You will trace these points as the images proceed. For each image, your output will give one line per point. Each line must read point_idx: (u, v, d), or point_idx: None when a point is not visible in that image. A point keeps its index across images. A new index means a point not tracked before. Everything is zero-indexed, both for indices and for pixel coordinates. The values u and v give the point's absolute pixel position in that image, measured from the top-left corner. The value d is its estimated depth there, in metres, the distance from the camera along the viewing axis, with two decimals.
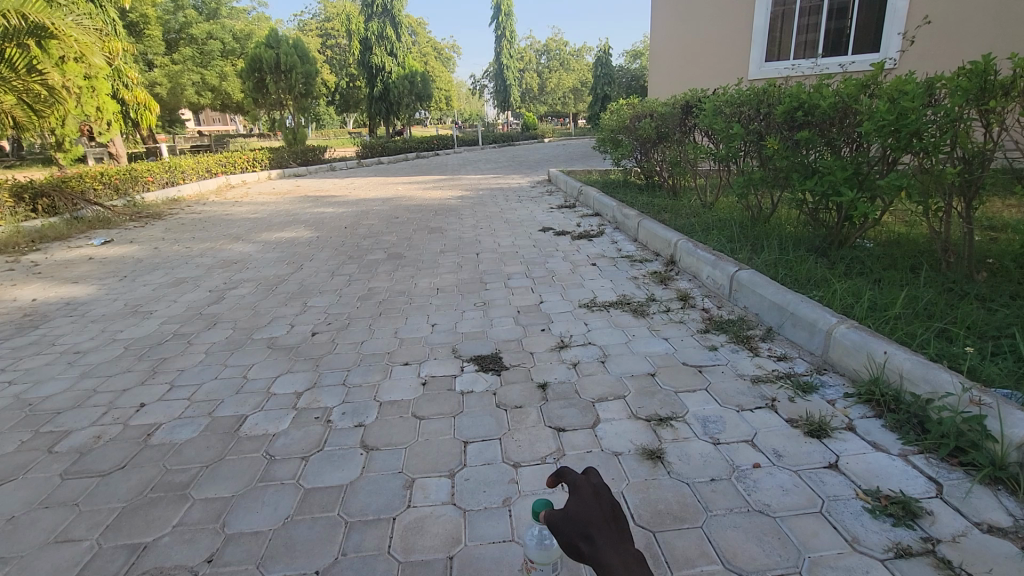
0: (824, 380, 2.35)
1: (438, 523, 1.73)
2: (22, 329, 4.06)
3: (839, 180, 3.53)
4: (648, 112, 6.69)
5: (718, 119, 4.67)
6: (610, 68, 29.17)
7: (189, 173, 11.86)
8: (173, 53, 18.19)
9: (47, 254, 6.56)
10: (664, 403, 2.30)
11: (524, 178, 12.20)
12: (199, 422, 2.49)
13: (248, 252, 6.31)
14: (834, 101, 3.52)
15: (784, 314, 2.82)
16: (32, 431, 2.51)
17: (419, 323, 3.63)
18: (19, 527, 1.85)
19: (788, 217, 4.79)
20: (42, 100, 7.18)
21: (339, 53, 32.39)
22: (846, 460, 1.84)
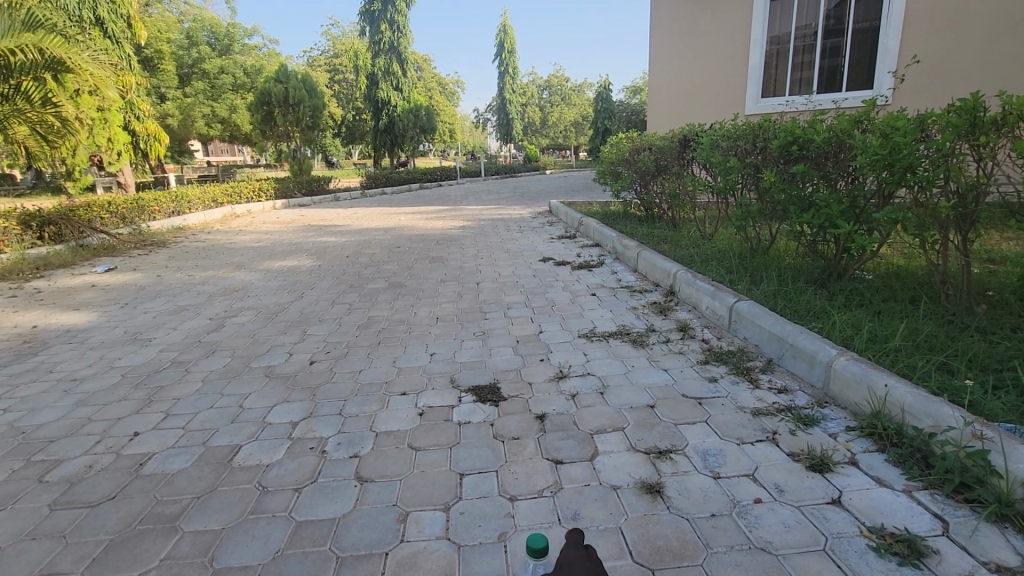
0: (825, 413, 2.32)
1: (431, 558, 1.69)
2: (21, 356, 4.06)
3: (835, 213, 3.57)
4: (647, 146, 6.82)
5: (716, 152, 4.75)
6: (610, 103, 29.93)
7: (195, 202, 12.05)
8: (186, 87, 18.72)
9: (51, 281, 6.61)
10: (663, 436, 2.26)
11: (526, 209, 12.35)
12: (193, 452, 2.46)
13: (249, 281, 6.35)
14: (828, 136, 3.61)
15: (784, 346, 2.80)
16: (23, 459, 2.48)
17: (418, 352, 3.61)
18: (3, 560, 1.80)
19: (787, 248, 4.82)
20: (55, 132, 7.48)
21: (346, 87, 33.29)
22: (849, 496, 1.80)
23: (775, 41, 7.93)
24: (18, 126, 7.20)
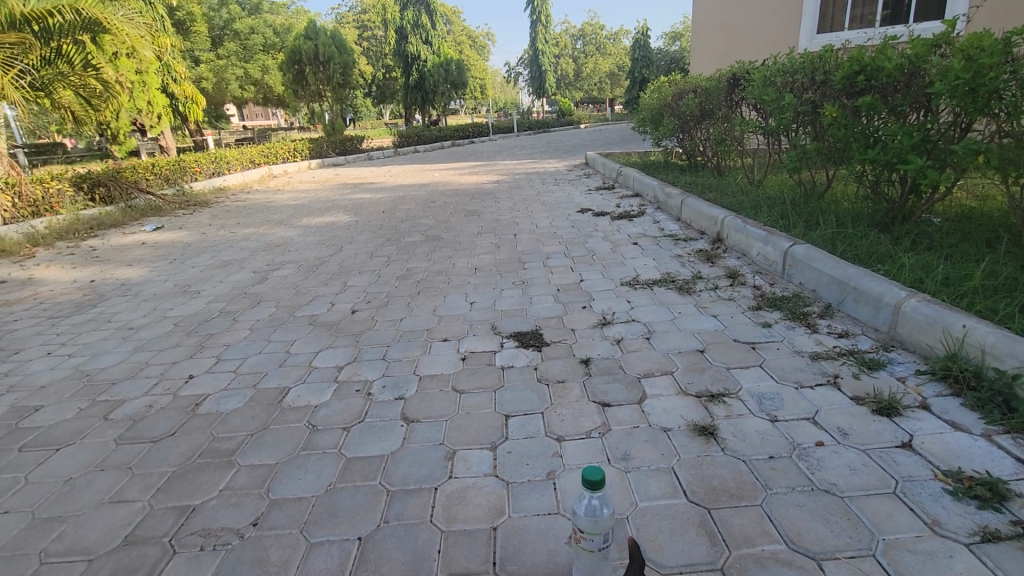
0: (892, 357, 2.18)
1: (481, 494, 1.69)
2: (82, 307, 4.26)
3: (905, 149, 3.24)
4: (690, 88, 6.42)
5: (768, 90, 4.39)
6: (648, 50, 28.49)
7: (234, 163, 12.23)
8: (219, 48, 18.73)
9: (105, 240, 6.87)
10: (715, 379, 2.18)
11: (561, 163, 12.02)
12: (245, 394, 2.53)
13: (290, 237, 6.43)
14: (900, 63, 3.25)
15: (845, 289, 2.64)
16: (90, 399, 2.61)
17: (458, 301, 3.59)
18: (76, 488, 1.90)
19: (845, 192, 4.50)
20: (98, 95, 7.47)
21: (375, 44, 32.65)
22: (921, 440, 1.69)
23: None
24: (63, 91, 7.15)
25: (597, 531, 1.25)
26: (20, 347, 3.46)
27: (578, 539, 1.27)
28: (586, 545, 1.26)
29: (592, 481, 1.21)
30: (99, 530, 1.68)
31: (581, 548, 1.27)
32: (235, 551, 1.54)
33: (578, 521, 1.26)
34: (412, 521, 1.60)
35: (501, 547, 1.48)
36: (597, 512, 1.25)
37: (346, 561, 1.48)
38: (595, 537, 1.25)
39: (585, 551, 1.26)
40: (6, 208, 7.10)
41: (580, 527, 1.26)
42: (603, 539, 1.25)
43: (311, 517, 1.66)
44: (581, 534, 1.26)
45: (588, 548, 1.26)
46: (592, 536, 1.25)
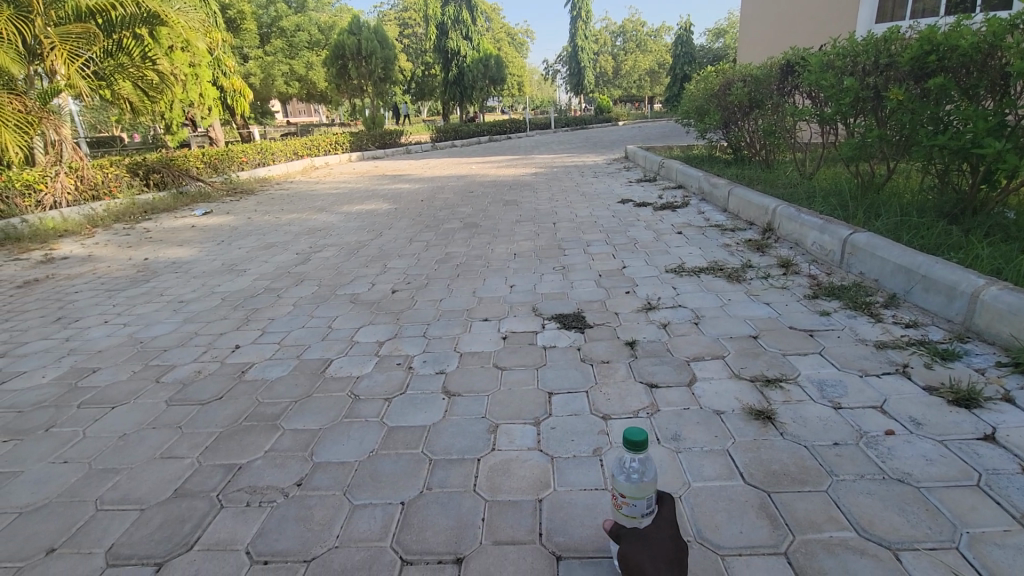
0: (968, 348, 2.03)
1: (525, 466, 1.65)
2: (136, 281, 4.44)
3: (979, 133, 3.00)
4: (740, 77, 6.17)
5: (827, 74, 4.14)
6: (690, 46, 27.76)
7: (278, 154, 12.58)
8: (266, 44, 19.25)
9: (158, 222, 7.16)
10: (770, 365, 2.07)
11: (600, 157, 11.85)
12: (289, 363, 2.56)
13: (331, 222, 6.54)
14: (975, 43, 3.00)
15: (913, 278, 2.47)
16: (143, 364, 2.70)
17: (497, 283, 3.56)
18: (129, 443, 1.96)
19: (908, 183, 4.23)
20: (155, 87, 7.77)
21: (415, 40, 32.98)
22: (1007, 433, 1.55)
23: None
24: (123, 82, 7.45)
25: (641, 494, 1.18)
26: (79, 316, 3.61)
27: (617, 507, 1.21)
28: (627, 511, 1.19)
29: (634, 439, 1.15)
30: (150, 483, 1.72)
31: (623, 516, 1.21)
32: (280, 509, 1.55)
33: (619, 486, 1.19)
34: (454, 489, 1.57)
35: (548, 518, 1.43)
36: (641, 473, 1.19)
37: (389, 524, 1.46)
38: (639, 502, 1.18)
39: (627, 519, 1.20)
40: (69, 190, 7.40)
41: (621, 492, 1.19)
42: (647, 504, 1.19)
43: (353, 480, 1.65)
44: (623, 499, 1.19)
45: (631, 513, 1.19)
46: (635, 500, 1.18)
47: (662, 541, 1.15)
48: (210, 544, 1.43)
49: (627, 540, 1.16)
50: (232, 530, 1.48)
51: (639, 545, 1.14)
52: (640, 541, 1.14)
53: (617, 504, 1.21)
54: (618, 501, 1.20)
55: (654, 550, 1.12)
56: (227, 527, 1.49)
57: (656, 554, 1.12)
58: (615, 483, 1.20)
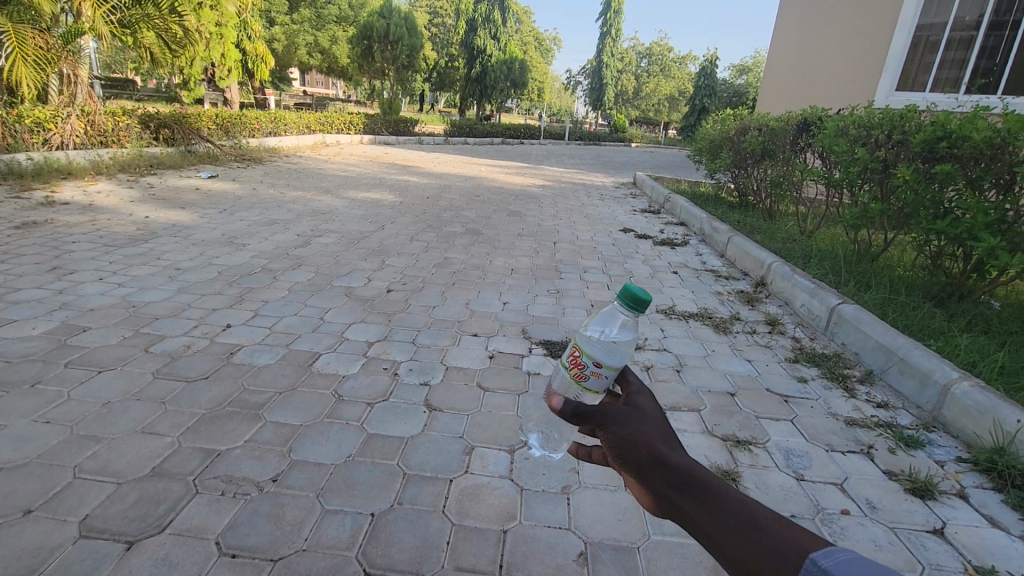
0: (932, 438, 2.12)
1: (494, 494, 1.70)
2: (134, 240, 4.43)
3: (977, 226, 3.09)
4: (756, 125, 6.26)
5: (841, 140, 4.21)
6: (712, 79, 27.97)
7: (290, 126, 12.55)
8: (294, 13, 19.14)
9: (162, 179, 7.13)
10: (743, 425, 2.14)
11: (609, 178, 11.94)
12: (277, 351, 2.59)
13: (335, 206, 6.54)
14: (988, 136, 3.06)
15: (891, 358, 2.56)
16: (133, 329, 2.71)
17: (491, 298, 3.61)
18: (111, 412, 1.98)
19: (900, 258, 4.33)
20: (178, 41, 7.73)
21: (444, 30, 32.94)
22: (954, 529, 1.63)
23: (927, 27, 6.52)
24: (146, 32, 7.42)
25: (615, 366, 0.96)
26: (74, 269, 3.61)
27: (576, 377, 0.95)
28: (589, 385, 0.94)
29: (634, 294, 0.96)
30: (129, 457, 1.75)
31: (583, 389, 0.95)
32: (253, 503, 1.59)
33: (592, 351, 0.94)
34: (424, 508, 1.62)
35: (509, 551, 1.49)
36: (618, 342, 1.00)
37: (357, 534, 1.51)
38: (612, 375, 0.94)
39: (585, 391, 0.95)
40: (79, 133, 7.30)
41: (594, 358, 0.93)
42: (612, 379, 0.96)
43: (327, 484, 1.70)
44: (595, 367, 0.93)
45: (597, 387, 0.94)
46: (610, 371, 0.94)
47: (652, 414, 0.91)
48: (182, 530, 1.47)
49: (615, 418, 0.88)
50: (205, 518, 1.51)
51: (637, 424, 0.87)
52: (635, 418, 0.88)
53: (577, 371, 0.94)
54: (584, 369, 0.93)
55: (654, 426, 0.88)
56: (200, 515, 1.53)
57: (660, 431, 0.87)
58: (585, 349, 0.94)
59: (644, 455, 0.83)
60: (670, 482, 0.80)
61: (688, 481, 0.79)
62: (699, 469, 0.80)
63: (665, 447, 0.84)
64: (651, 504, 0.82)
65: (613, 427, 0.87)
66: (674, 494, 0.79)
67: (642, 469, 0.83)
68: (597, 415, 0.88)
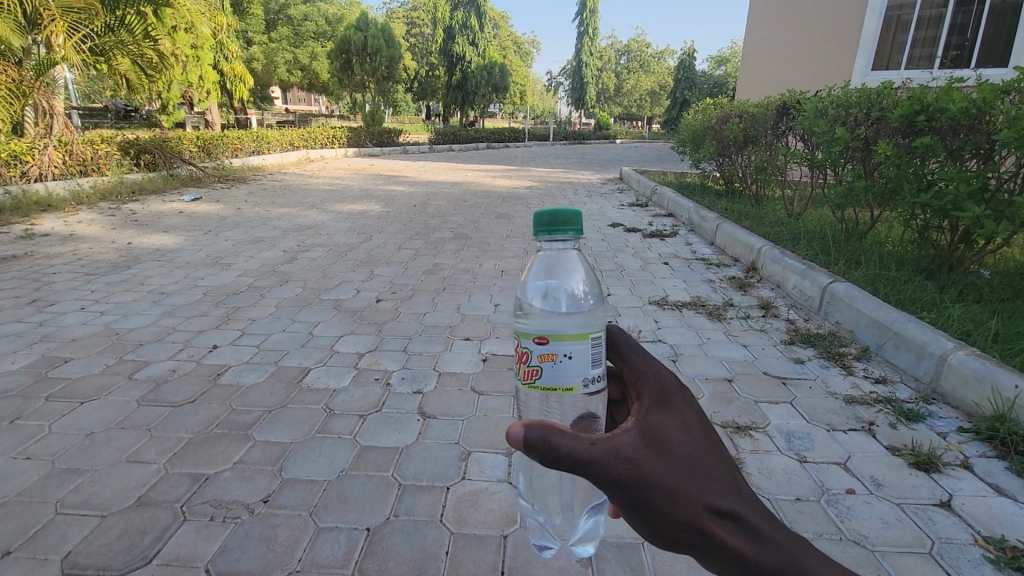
0: (932, 410, 2.10)
1: (493, 499, 1.66)
2: (117, 267, 4.35)
3: (960, 196, 3.06)
4: (736, 113, 6.23)
5: (820, 121, 4.18)
6: (692, 72, 28.19)
7: (273, 144, 12.46)
8: (271, 31, 19.08)
9: (145, 205, 7.04)
10: (742, 411, 2.11)
11: (595, 175, 11.93)
12: (266, 369, 2.54)
13: (322, 220, 6.48)
14: (965, 106, 3.04)
15: (886, 333, 2.55)
16: (116, 357, 2.65)
17: (482, 301, 3.57)
18: (95, 443, 1.93)
19: (889, 233, 4.31)
20: (154, 66, 7.59)
21: (422, 40, 33.15)
22: (961, 501, 1.61)
23: (898, 6, 6.56)
24: (121, 59, 7.31)
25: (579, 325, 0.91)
26: (56, 300, 3.53)
27: (526, 376, 0.87)
28: (544, 379, 0.85)
29: (558, 226, 0.96)
30: (113, 489, 1.69)
31: (538, 388, 0.86)
32: (245, 526, 1.54)
33: (524, 331, 0.86)
34: (422, 519, 1.58)
35: (511, 556, 1.45)
36: (579, 300, 1.03)
37: (353, 550, 1.46)
38: (573, 355, 0.83)
39: (544, 388, 0.86)
40: (57, 164, 7.19)
41: (534, 337, 0.84)
42: (560, 359, 0.83)
43: (321, 501, 1.65)
44: (543, 349, 0.84)
45: (554, 380, 0.84)
46: (562, 347, 0.83)
47: (703, 450, 0.80)
48: (169, 559, 1.41)
49: (658, 487, 0.77)
50: (193, 546, 1.46)
51: (682, 493, 0.77)
52: (678, 481, 0.78)
53: (524, 365, 0.87)
54: (529, 359, 0.85)
55: (701, 481, 0.78)
56: (188, 543, 1.47)
57: (710, 483, 0.79)
58: (522, 333, 0.87)
59: (697, 539, 0.77)
60: (727, 566, 0.77)
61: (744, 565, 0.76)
62: (761, 541, 0.76)
63: (717, 522, 0.77)
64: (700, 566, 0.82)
65: (651, 502, 0.77)
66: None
67: (692, 549, 0.78)
68: (628, 487, 0.77)
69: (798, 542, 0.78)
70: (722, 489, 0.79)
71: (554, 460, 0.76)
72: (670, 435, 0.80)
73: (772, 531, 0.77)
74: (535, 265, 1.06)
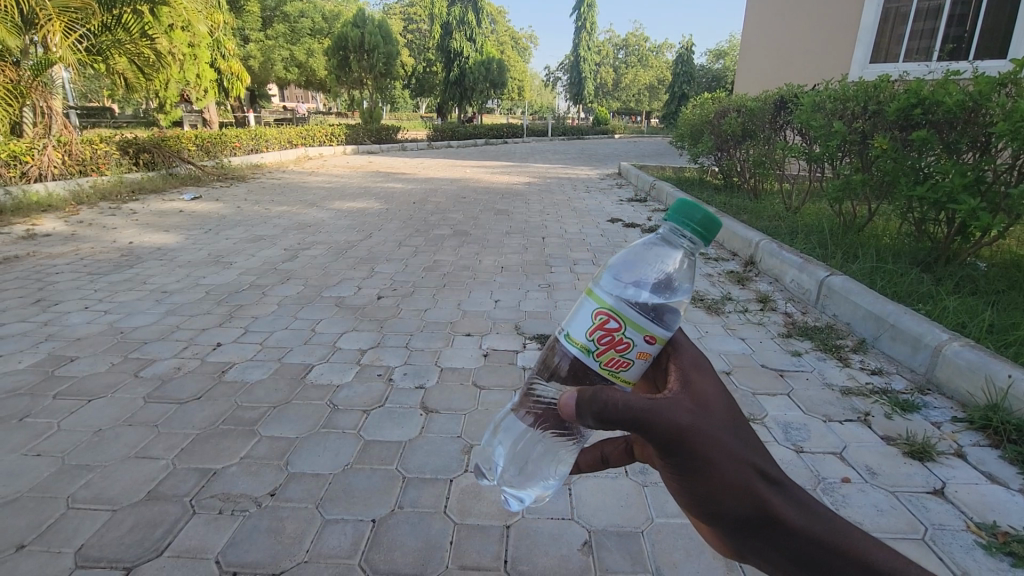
0: (927, 401, 2.13)
1: (495, 491, 1.69)
2: (119, 267, 4.37)
3: (956, 188, 3.08)
4: (734, 107, 6.23)
5: (817, 115, 4.18)
6: (690, 66, 28.08)
7: (272, 142, 12.46)
8: (268, 28, 18.98)
9: (145, 204, 7.07)
10: (740, 403, 2.14)
11: (593, 170, 11.93)
12: (269, 366, 2.57)
13: (321, 218, 6.50)
14: (960, 100, 3.07)
15: (882, 325, 2.58)
16: (122, 355, 2.68)
17: (483, 297, 3.60)
18: (103, 440, 1.96)
19: (885, 226, 4.33)
20: (151, 65, 7.65)
21: (420, 37, 33.06)
22: (954, 488, 1.64)
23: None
24: (119, 58, 7.34)
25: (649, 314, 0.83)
26: (59, 300, 3.56)
27: (611, 364, 0.76)
28: (629, 372, 0.77)
29: (691, 224, 0.82)
30: (123, 484, 1.72)
31: (616, 378, 0.77)
32: (252, 519, 1.57)
33: (640, 324, 0.74)
34: (426, 510, 1.61)
35: (514, 546, 1.48)
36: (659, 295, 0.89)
37: (359, 541, 1.50)
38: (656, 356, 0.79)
39: (618, 380, 0.78)
40: (56, 164, 7.19)
41: (646, 333, 0.74)
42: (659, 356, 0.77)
43: (327, 493, 1.68)
44: (648, 347, 0.75)
45: (636, 376, 0.78)
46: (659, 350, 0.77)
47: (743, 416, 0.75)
48: (180, 551, 1.45)
49: (710, 447, 0.69)
50: (203, 538, 1.50)
51: (734, 453, 0.69)
52: (729, 439, 0.70)
53: (617, 354, 0.75)
54: (629, 351, 0.75)
55: (748, 443, 0.72)
56: (198, 535, 1.51)
57: (758, 449, 0.72)
58: (633, 323, 0.73)
59: (747, 507, 0.68)
60: (780, 539, 0.67)
61: (799, 538, 0.66)
62: (820, 517, 0.67)
63: (772, 489, 0.68)
64: (743, 552, 0.71)
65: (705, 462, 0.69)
66: (782, 556, 0.67)
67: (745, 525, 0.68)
68: (680, 440, 0.69)
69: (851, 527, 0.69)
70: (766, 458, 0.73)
71: (613, 412, 0.67)
72: (715, 395, 0.74)
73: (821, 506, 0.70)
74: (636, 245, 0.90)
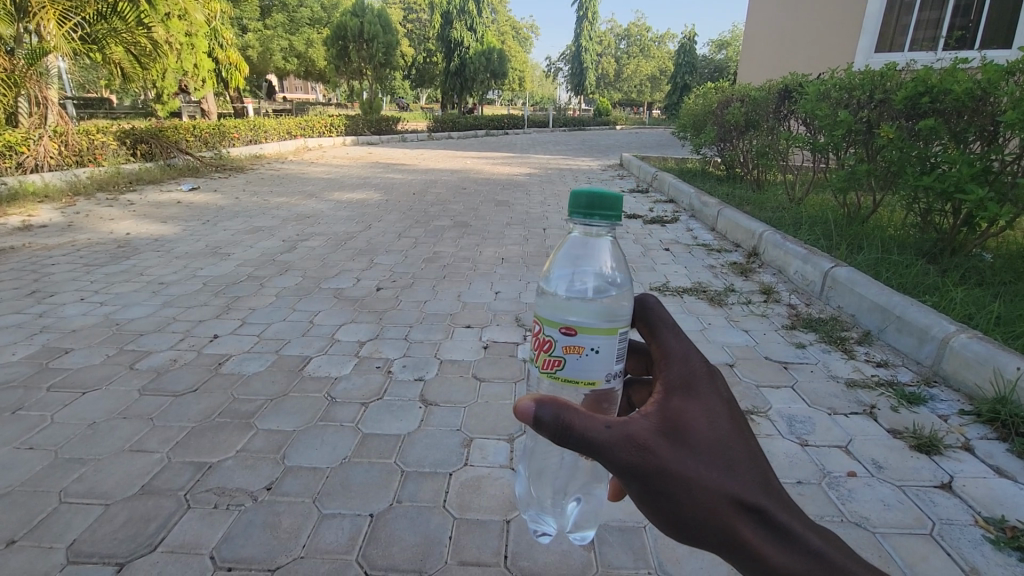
0: (933, 394, 2.10)
1: (495, 485, 1.67)
2: (116, 258, 4.33)
3: (963, 178, 3.03)
4: (739, 97, 6.15)
5: (823, 103, 4.10)
6: (692, 56, 27.83)
7: (271, 132, 12.36)
8: (266, 18, 18.76)
9: (142, 195, 7.01)
10: (743, 395, 2.11)
11: (595, 161, 11.83)
12: (267, 358, 2.54)
13: (320, 209, 6.44)
14: (969, 87, 3.00)
15: (887, 317, 2.55)
16: (117, 347, 2.65)
17: (483, 289, 3.56)
18: (97, 433, 1.93)
19: (891, 218, 4.28)
20: (148, 54, 7.53)
21: (420, 26, 32.70)
22: (962, 483, 1.61)
23: None
24: (115, 47, 7.21)
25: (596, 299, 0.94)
26: (55, 291, 3.52)
27: (547, 364, 0.86)
28: (567, 371, 0.83)
29: (592, 210, 0.89)
30: (116, 478, 1.70)
31: (559, 378, 0.85)
32: (249, 513, 1.54)
33: (552, 320, 0.84)
34: (425, 504, 1.59)
35: (514, 541, 1.46)
36: (605, 288, 0.94)
37: (356, 536, 1.47)
38: (600, 349, 0.82)
39: (560, 380, 0.84)
40: (52, 155, 7.13)
41: (560, 327, 0.83)
42: (591, 349, 0.82)
43: (324, 488, 1.66)
44: (569, 341, 0.82)
45: (577, 373, 0.83)
46: (590, 341, 0.82)
47: (728, 439, 0.78)
48: (175, 546, 1.42)
49: (677, 479, 0.76)
50: (197, 534, 1.47)
51: (704, 484, 0.75)
52: (699, 470, 0.76)
53: (546, 354, 0.85)
54: (553, 349, 0.84)
55: (719, 471, 0.76)
56: (193, 530, 1.48)
57: (738, 477, 0.76)
58: (547, 322, 0.85)
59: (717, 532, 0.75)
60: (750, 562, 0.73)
61: (765, 561, 0.72)
62: (794, 543, 0.72)
63: (745, 518, 0.73)
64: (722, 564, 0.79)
65: (672, 491, 0.76)
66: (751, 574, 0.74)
67: (717, 546, 0.76)
68: (638, 475, 0.76)
69: (839, 548, 0.72)
70: (743, 480, 0.76)
71: (563, 440, 0.76)
72: (690, 423, 0.78)
73: (806, 533, 0.73)
74: (565, 247, 1.01)
